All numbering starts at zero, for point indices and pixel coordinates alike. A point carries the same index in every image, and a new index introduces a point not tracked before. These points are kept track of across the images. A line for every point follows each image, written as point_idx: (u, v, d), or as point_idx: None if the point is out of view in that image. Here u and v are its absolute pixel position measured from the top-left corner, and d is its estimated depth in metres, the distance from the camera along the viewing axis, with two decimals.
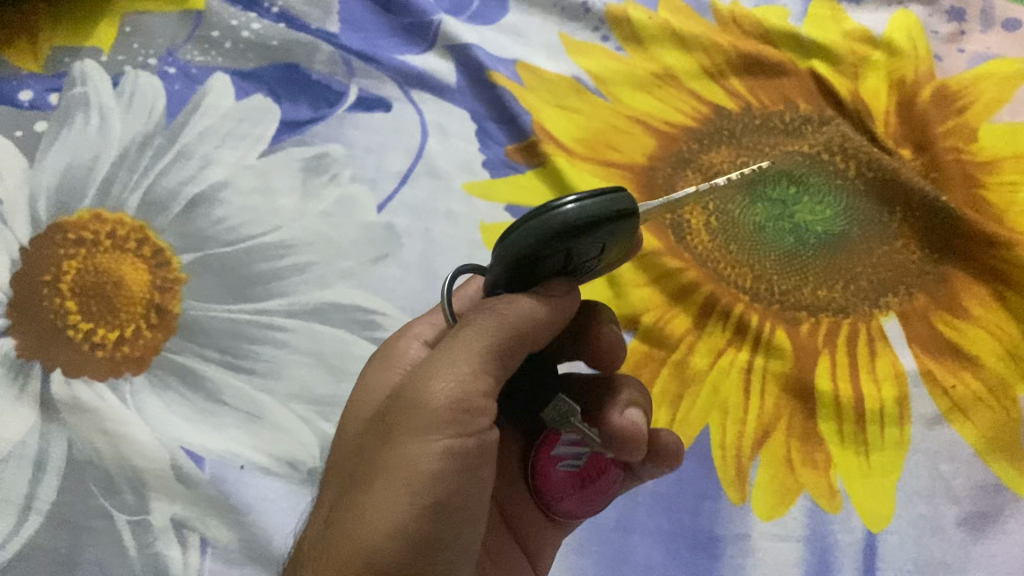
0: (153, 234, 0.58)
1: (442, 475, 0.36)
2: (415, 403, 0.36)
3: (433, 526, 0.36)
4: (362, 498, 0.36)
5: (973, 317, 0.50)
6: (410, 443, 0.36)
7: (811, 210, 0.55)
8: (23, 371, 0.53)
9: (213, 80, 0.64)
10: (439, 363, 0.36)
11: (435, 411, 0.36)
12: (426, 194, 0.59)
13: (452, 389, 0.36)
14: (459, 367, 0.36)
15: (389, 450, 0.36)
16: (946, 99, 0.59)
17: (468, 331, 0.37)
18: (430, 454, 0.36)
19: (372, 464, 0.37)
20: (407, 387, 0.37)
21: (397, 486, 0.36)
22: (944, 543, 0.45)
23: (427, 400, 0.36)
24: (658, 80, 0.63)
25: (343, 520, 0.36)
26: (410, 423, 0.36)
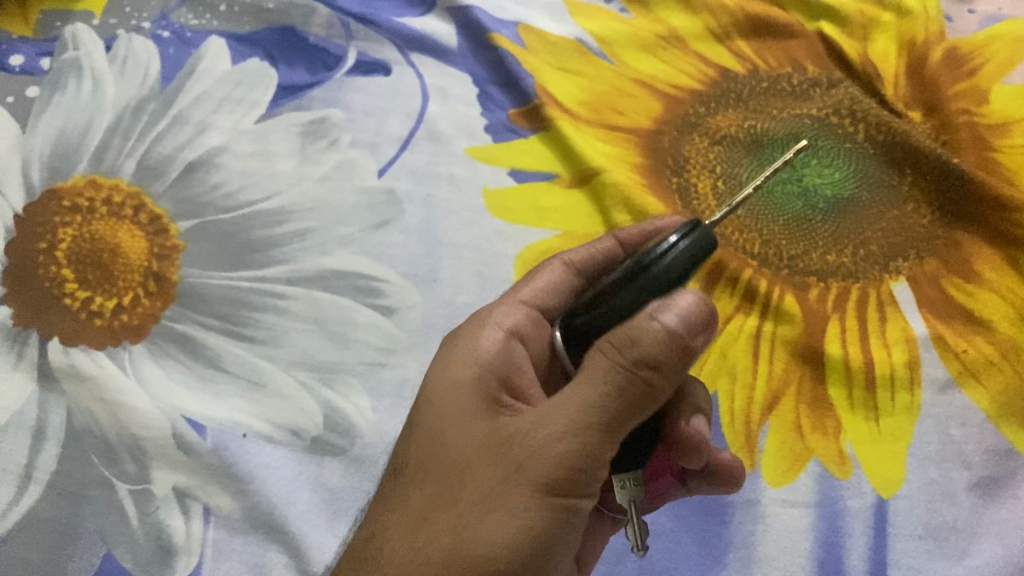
0: (149, 200, 0.57)
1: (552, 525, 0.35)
2: (538, 456, 0.35)
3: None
4: (461, 543, 0.35)
5: (986, 281, 0.49)
6: (525, 498, 0.35)
7: (820, 173, 0.54)
8: (20, 340, 0.52)
9: (208, 44, 0.63)
10: (568, 416, 0.35)
11: (567, 469, 0.35)
12: (428, 158, 0.58)
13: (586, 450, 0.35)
14: (597, 425, 0.35)
15: (500, 494, 0.35)
16: (957, 60, 0.58)
17: (611, 380, 0.35)
18: (539, 511, 0.35)
19: (483, 496, 0.35)
20: (529, 435, 0.35)
21: (505, 533, 0.35)
22: (956, 508, 0.44)
23: (553, 461, 0.35)
24: (663, 42, 0.61)
25: (434, 556, 0.35)
26: (534, 482, 0.35)
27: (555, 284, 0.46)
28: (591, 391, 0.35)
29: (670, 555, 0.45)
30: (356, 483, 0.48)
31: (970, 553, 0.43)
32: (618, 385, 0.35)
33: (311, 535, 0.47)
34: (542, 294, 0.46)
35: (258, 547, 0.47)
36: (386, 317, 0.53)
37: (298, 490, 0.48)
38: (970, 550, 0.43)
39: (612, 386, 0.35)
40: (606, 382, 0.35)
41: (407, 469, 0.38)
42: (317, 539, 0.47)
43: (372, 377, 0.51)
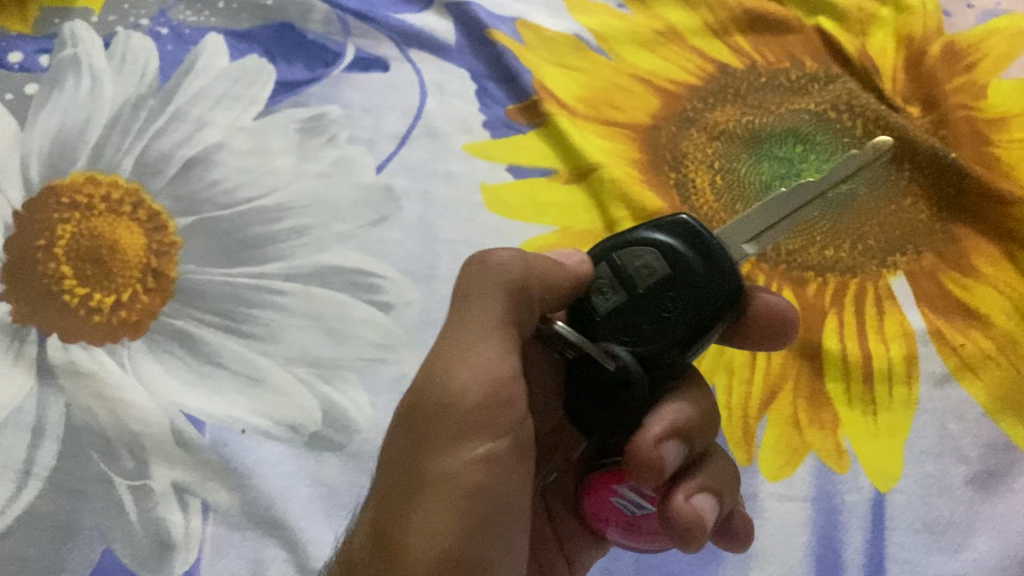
0: (147, 197, 0.57)
1: (485, 472, 0.37)
2: (436, 395, 0.37)
3: (482, 531, 0.37)
4: (403, 505, 0.36)
5: (983, 275, 0.49)
6: (445, 436, 0.37)
7: (818, 169, 0.54)
8: (19, 336, 0.52)
9: (206, 41, 0.63)
10: (454, 353, 0.37)
11: (467, 404, 0.37)
12: (426, 155, 0.58)
13: (478, 377, 0.37)
14: (474, 352, 0.37)
15: (419, 446, 0.37)
16: (956, 54, 0.58)
17: (472, 308, 0.38)
18: (464, 442, 0.36)
19: (404, 470, 0.37)
20: (424, 382, 0.37)
21: (439, 497, 0.36)
22: (953, 502, 0.44)
23: (454, 390, 0.37)
24: (661, 37, 0.61)
25: (387, 532, 0.36)
26: (449, 419, 0.37)
27: None
28: (467, 320, 0.38)
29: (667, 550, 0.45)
30: (354, 479, 0.48)
31: (967, 547, 0.43)
32: (485, 301, 0.38)
33: (309, 531, 0.47)
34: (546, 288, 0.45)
35: (257, 542, 0.47)
36: (385, 313, 0.53)
37: (297, 486, 0.48)
38: (966, 544, 0.43)
39: (479, 314, 0.38)
40: (474, 297, 0.38)
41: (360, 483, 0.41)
42: (315, 535, 0.47)
43: (370, 372, 0.51)
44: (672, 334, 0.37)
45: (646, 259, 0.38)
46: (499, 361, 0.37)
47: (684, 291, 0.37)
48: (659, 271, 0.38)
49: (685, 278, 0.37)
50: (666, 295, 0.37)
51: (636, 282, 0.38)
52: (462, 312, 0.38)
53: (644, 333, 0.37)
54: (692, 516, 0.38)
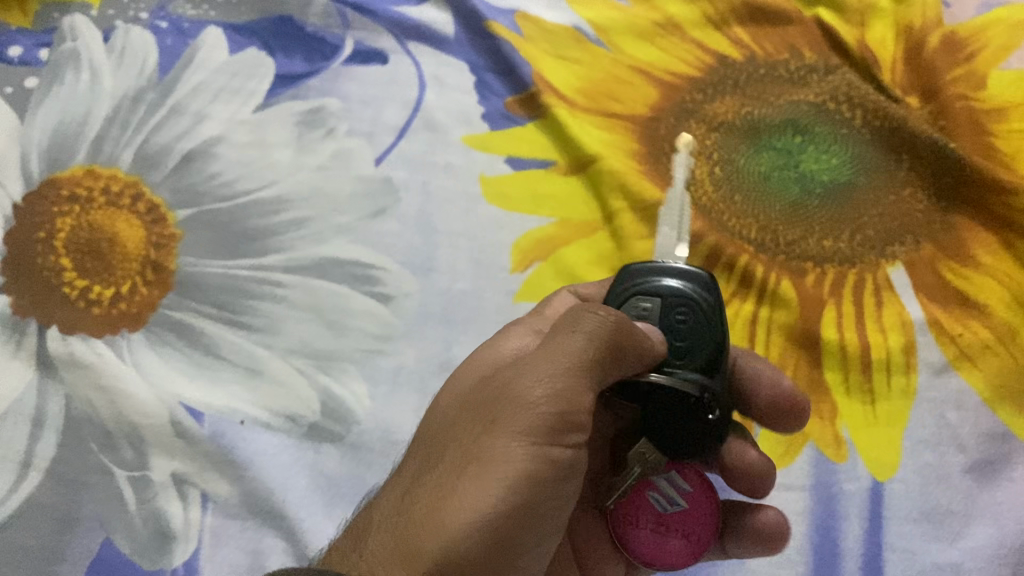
0: (147, 190, 0.57)
1: (533, 480, 0.36)
2: (515, 405, 0.36)
3: (510, 535, 0.36)
4: (446, 491, 0.36)
5: (982, 265, 0.49)
6: (509, 448, 0.36)
7: (817, 159, 0.54)
8: (19, 328, 0.52)
9: (205, 34, 0.63)
10: (541, 366, 0.36)
11: (537, 419, 0.36)
12: (425, 147, 0.58)
13: (551, 394, 0.36)
14: (558, 372, 0.36)
15: (483, 445, 0.36)
16: (955, 45, 0.58)
17: (575, 333, 0.36)
18: (522, 460, 0.35)
19: (465, 454, 0.36)
20: (510, 389, 0.37)
21: (485, 487, 0.35)
22: (951, 491, 0.44)
23: (530, 410, 0.36)
24: (660, 29, 0.61)
25: (424, 503, 0.36)
26: (518, 436, 0.36)
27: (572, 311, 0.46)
28: (567, 342, 0.36)
29: None
30: (353, 469, 0.48)
31: (964, 535, 0.43)
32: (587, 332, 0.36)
33: (308, 521, 0.47)
34: None
35: (255, 533, 0.47)
36: (384, 305, 0.53)
37: (297, 476, 0.48)
38: (964, 533, 0.43)
39: (579, 336, 0.36)
40: (582, 329, 0.36)
41: (409, 448, 0.40)
42: (314, 525, 0.47)
43: (369, 363, 0.51)
44: (707, 333, 0.38)
45: (644, 304, 0.39)
46: (580, 393, 0.36)
47: (686, 301, 0.39)
48: (659, 305, 0.39)
49: (680, 296, 0.39)
50: (679, 314, 0.39)
51: (649, 325, 0.39)
52: (565, 335, 0.37)
53: (686, 347, 0.38)
54: (739, 460, 0.43)
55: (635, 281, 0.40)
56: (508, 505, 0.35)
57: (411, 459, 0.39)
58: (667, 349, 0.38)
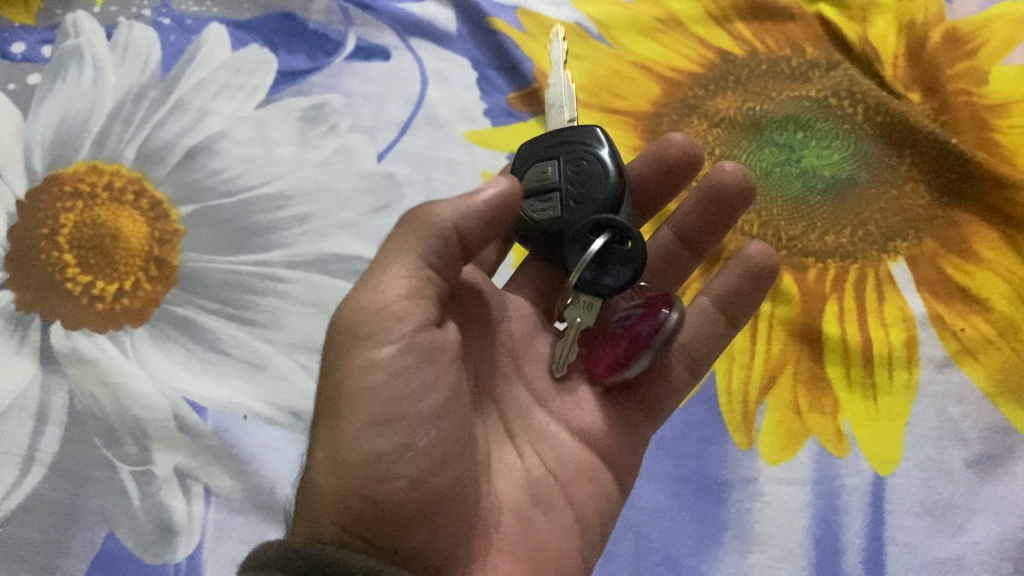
0: (150, 186, 0.57)
1: (393, 366, 0.37)
2: (353, 318, 0.38)
3: (394, 430, 0.37)
4: (319, 424, 0.38)
5: (984, 260, 0.49)
6: (359, 363, 0.38)
7: (819, 155, 0.54)
8: (22, 324, 0.52)
9: (208, 31, 0.63)
10: (367, 283, 0.39)
11: (375, 316, 0.38)
12: (427, 142, 0.58)
13: (388, 293, 0.38)
14: (386, 272, 0.38)
15: (336, 370, 0.38)
16: (956, 40, 0.57)
17: (393, 240, 0.39)
18: (365, 371, 0.37)
19: (328, 381, 0.39)
20: (343, 314, 0.39)
21: (354, 398, 0.37)
22: (953, 484, 0.44)
23: (370, 321, 0.38)
24: (662, 24, 0.61)
25: (314, 449, 0.38)
26: (364, 348, 0.38)
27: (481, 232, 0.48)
28: (380, 261, 0.39)
29: (667, 533, 0.45)
30: None
31: (966, 529, 0.43)
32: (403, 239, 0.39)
33: None
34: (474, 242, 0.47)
35: (258, 527, 0.47)
36: None
37: (299, 469, 0.48)
38: (966, 526, 0.43)
39: (401, 242, 0.39)
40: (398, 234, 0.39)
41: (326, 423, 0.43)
42: None
43: None
44: (600, 181, 0.43)
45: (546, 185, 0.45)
46: (400, 286, 0.38)
47: (581, 153, 0.44)
48: (558, 165, 0.45)
49: (577, 148, 0.45)
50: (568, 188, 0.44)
51: (551, 185, 0.44)
52: (400, 244, 0.39)
53: (587, 193, 0.43)
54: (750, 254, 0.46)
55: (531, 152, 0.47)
56: (373, 413, 0.37)
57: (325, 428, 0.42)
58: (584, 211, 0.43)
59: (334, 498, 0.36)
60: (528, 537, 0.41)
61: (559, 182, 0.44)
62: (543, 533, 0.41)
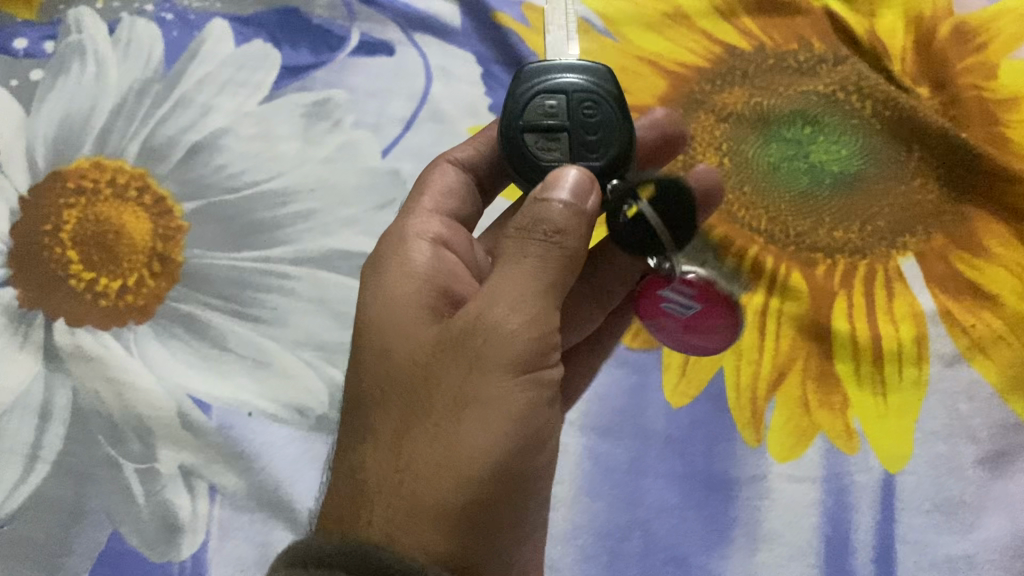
0: (154, 182, 0.56)
1: (529, 405, 0.36)
2: (493, 337, 0.35)
3: (518, 466, 0.36)
4: (448, 437, 0.34)
5: (994, 255, 0.49)
6: (510, 387, 0.35)
7: (827, 150, 0.54)
8: (26, 321, 0.52)
9: (211, 26, 0.62)
10: (505, 296, 0.36)
11: (520, 349, 0.35)
12: (432, 138, 0.58)
13: (532, 326, 0.36)
14: (527, 298, 0.36)
15: (482, 388, 0.35)
16: (966, 34, 0.57)
17: (529, 260, 0.36)
18: (518, 394, 0.36)
19: (450, 396, 0.35)
20: (484, 327, 0.36)
21: (490, 425, 0.35)
22: (963, 481, 0.44)
23: (522, 349, 0.35)
24: (668, 19, 0.60)
25: (423, 460, 0.34)
26: (522, 375, 0.36)
27: (451, 186, 0.48)
28: (520, 270, 0.36)
29: (675, 531, 0.45)
30: None
31: (976, 527, 0.43)
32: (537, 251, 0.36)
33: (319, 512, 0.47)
34: (447, 198, 0.48)
35: (264, 525, 0.47)
36: None
37: (305, 467, 0.48)
38: (976, 524, 0.43)
39: (535, 265, 0.36)
40: (538, 258, 0.36)
41: (367, 403, 0.37)
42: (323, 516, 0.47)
43: None
44: (610, 119, 0.42)
45: (539, 133, 0.42)
46: (551, 315, 0.36)
47: (592, 93, 0.42)
48: (567, 101, 0.42)
49: (591, 88, 0.42)
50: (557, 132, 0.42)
51: (558, 124, 0.42)
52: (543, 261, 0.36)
53: (599, 139, 0.41)
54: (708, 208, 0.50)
55: (528, 80, 0.42)
56: (519, 439, 0.36)
57: (382, 414, 0.36)
58: (608, 150, 0.41)
59: (475, 519, 0.34)
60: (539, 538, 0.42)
61: (570, 123, 0.41)
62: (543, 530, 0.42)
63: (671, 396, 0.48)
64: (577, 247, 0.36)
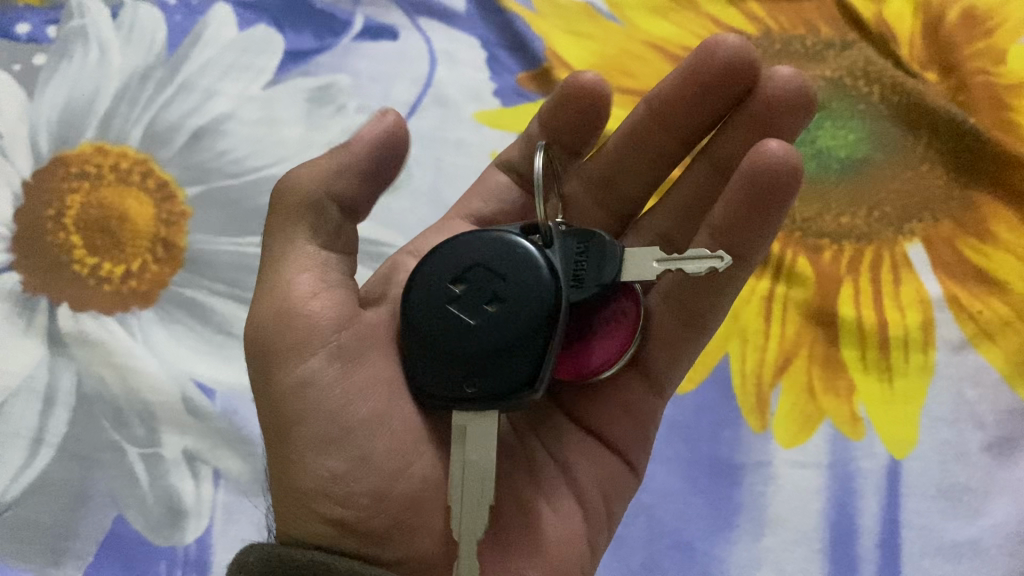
0: (157, 167, 0.56)
1: (308, 392, 0.38)
2: (262, 351, 0.39)
3: (331, 464, 0.37)
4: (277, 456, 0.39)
5: (1000, 241, 0.49)
6: (284, 386, 0.38)
7: (834, 135, 0.54)
8: (29, 305, 0.52)
9: (213, 11, 0.62)
10: (263, 295, 0.40)
11: (280, 345, 0.38)
12: (436, 123, 0.58)
13: (281, 303, 0.39)
14: (275, 288, 0.39)
15: (274, 400, 0.39)
16: (975, 19, 0.56)
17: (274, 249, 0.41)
18: (291, 390, 0.38)
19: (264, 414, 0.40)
20: (254, 340, 0.39)
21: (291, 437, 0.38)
22: (969, 468, 0.44)
23: (295, 353, 0.38)
24: (675, 4, 0.60)
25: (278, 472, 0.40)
26: (301, 384, 0.38)
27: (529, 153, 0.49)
28: (274, 266, 0.40)
29: (680, 517, 0.45)
30: None
31: (983, 512, 0.43)
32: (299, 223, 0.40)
33: None
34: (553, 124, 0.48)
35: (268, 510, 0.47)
36: None
37: None
38: (983, 510, 0.43)
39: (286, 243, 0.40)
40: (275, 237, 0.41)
41: None
42: None
43: None
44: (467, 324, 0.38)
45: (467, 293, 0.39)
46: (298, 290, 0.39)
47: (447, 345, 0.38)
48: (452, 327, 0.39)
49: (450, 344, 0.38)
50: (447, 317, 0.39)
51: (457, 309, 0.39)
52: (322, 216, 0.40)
53: (467, 293, 0.39)
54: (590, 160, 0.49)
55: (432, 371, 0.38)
56: (315, 437, 0.37)
57: None
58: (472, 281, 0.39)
59: (316, 525, 0.37)
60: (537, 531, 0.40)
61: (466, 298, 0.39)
62: (552, 527, 0.41)
63: None
64: (330, 186, 0.40)
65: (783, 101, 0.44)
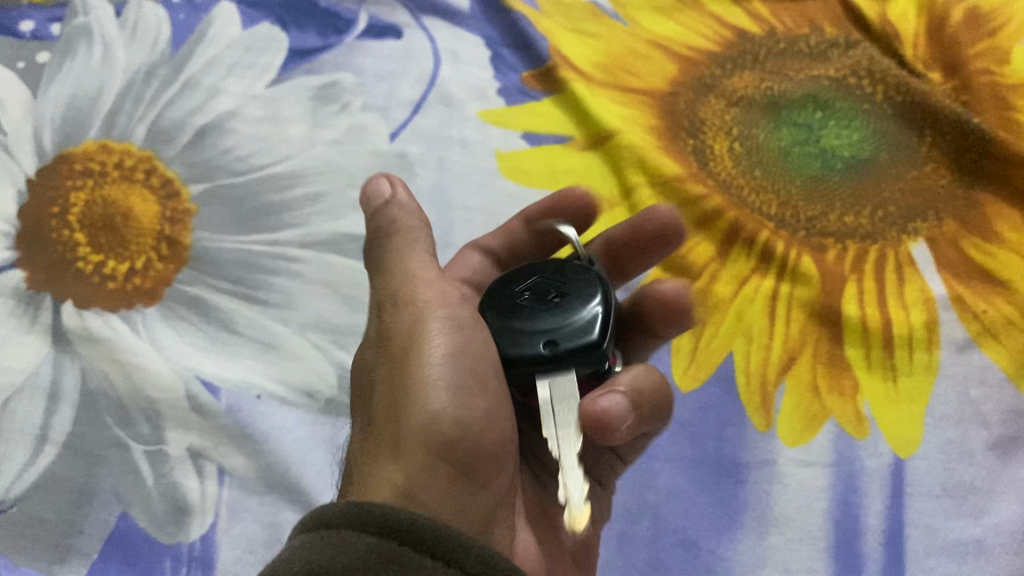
0: (161, 164, 0.56)
1: (457, 327, 0.38)
2: (400, 299, 0.39)
3: (465, 386, 0.36)
4: (390, 385, 0.37)
5: (1005, 241, 0.49)
6: (428, 319, 0.38)
7: (837, 135, 0.54)
8: (34, 302, 0.52)
9: (218, 9, 0.62)
10: (408, 259, 0.40)
11: (418, 297, 0.39)
12: (440, 121, 0.58)
13: (418, 271, 0.40)
14: (404, 258, 0.41)
15: (410, 332, 0.38)
16: (978, 20, 0.57)
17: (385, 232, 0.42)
18: (436, 322, 0.38)
19: (390, 351, 0.39)
20: (396, 287, 0.40)
21: (421, 356, 0.37)
22: (974, 467, 0.44)
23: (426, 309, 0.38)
24: (679, 4, 0.60)
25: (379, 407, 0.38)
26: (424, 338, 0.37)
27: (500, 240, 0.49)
28: (400, 237, 0.41)
29: (685, 515, 0.45)
30: None
31: (988, 511, 0.43)
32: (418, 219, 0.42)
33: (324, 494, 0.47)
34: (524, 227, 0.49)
35: (272, 507, 0.47)
36: None
37: (312, 449, 0.48)
38: (988, 509, 0.43)
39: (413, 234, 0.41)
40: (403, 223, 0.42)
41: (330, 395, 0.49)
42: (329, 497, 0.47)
43: None
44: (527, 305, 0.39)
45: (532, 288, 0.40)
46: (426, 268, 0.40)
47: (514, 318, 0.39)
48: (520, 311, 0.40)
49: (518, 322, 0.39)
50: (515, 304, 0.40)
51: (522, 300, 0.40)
52: (406, 238, 0.41)
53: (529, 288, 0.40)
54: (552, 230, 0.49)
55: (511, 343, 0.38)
56: (456, 360, 0.37)
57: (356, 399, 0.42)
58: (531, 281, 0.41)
59: (412, 468, 0.34)
60: (547, 522, 0.43)
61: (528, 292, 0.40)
62: (558, 519, 0.43)
63: (680, 379, 0.48)
64: (415, 219, 0.42)
65: (654, 233, 0.47)
